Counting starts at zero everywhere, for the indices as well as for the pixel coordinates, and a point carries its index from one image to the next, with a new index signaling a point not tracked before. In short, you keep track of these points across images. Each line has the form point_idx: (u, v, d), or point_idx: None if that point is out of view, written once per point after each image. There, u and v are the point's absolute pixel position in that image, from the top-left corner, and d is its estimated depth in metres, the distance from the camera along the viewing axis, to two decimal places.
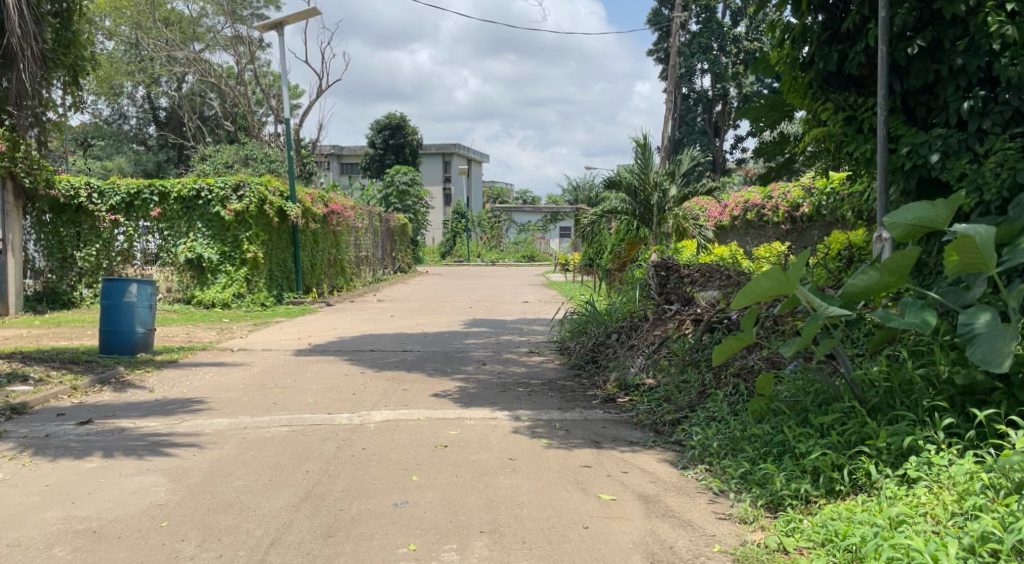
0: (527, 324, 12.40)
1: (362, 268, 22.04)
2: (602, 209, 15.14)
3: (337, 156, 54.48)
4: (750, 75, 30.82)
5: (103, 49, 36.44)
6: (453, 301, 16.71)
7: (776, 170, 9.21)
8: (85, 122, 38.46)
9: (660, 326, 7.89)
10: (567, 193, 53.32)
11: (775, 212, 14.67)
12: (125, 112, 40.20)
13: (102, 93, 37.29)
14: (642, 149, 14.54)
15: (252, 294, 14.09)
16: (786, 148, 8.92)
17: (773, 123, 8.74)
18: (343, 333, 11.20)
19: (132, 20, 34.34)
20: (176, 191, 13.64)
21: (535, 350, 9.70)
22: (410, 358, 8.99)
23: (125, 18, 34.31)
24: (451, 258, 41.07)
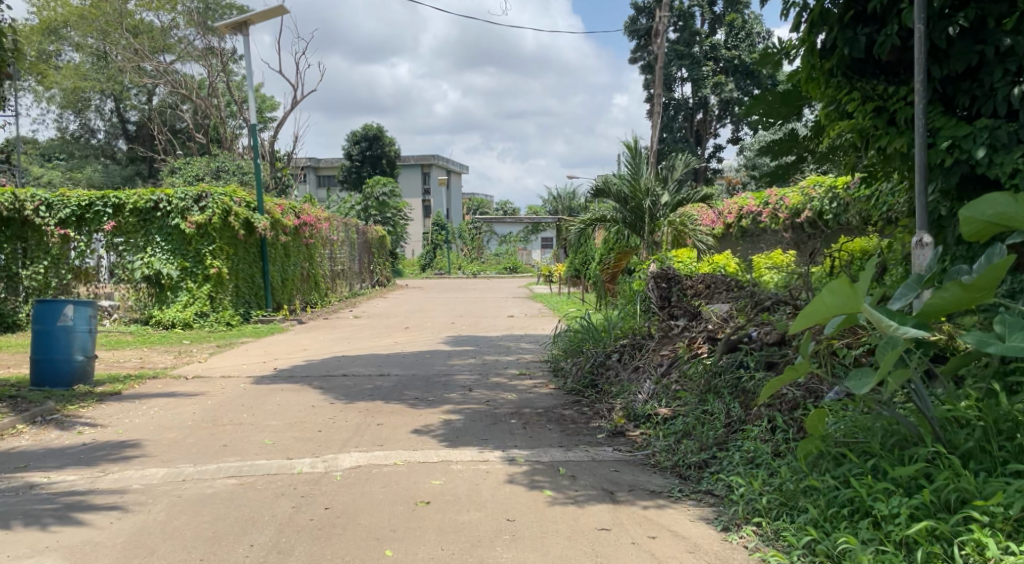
0: (513, 341, 11.48)
1: (338, 283, 21.05)
2: (591, 217, 14.26)
3: (313, 169, 53.35)
4: (731, 82, 30.22)
5: (68, 60, 35.19)
6: (433, 316, 15.76)
7: (783, 170, 8.12)
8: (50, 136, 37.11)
9: (670, 345, 7.09)
10: (548, 204, 52.58)
11: (774, 220, 13.89)
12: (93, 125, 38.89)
13: (67, 105, 36.01)
14: (633, 154, 13.74)
15: (217, 313, 13.07)
16: (799, 145, 7.90)
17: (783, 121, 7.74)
18: (313, 354, 10.23)
19: (99, 31, 33.22)
20: (132, 203, 12.62)
21: (525, 372, 8.78)
22: (387, 384, 8.04)
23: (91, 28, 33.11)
24: (431, 271, 40.12)
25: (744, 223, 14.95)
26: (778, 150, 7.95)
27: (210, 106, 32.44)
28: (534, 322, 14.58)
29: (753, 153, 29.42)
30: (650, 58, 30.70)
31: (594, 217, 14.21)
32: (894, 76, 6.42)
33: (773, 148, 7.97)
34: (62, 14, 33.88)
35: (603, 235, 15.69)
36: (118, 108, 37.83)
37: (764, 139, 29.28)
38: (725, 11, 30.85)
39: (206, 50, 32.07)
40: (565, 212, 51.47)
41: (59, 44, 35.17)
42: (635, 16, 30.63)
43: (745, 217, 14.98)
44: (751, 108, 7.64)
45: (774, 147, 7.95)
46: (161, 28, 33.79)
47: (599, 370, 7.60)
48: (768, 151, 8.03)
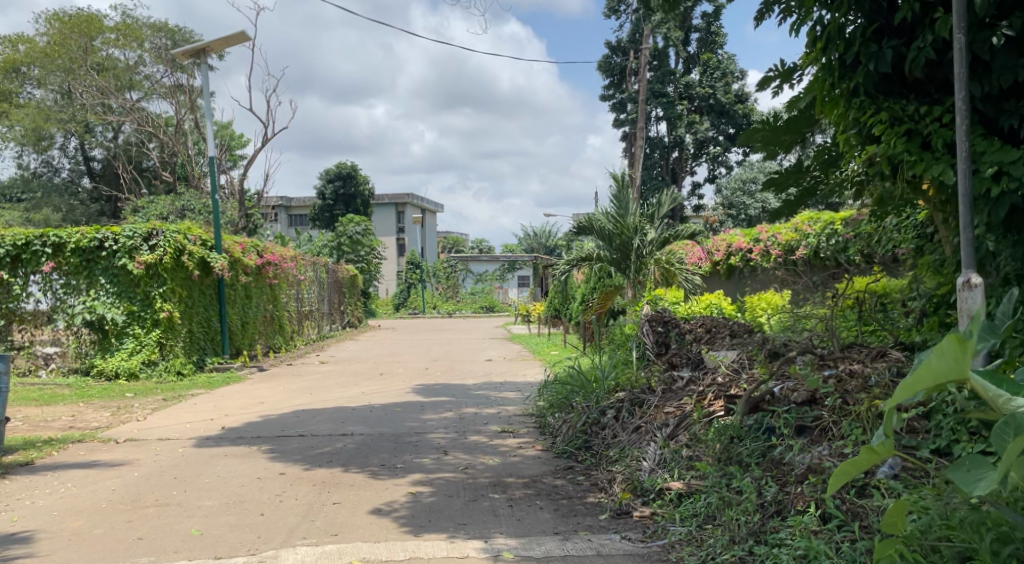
0: (492, 390, 10.51)
1: (305, 325, 19.95)
2: (574, 256, 13.39)
3: (285, 208, 52.29)
4: (705, 121, 29.99)
5: (31, 98, 34.03)
6: (406, 361, 14.72)
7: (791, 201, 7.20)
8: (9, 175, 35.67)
9: (676, 402, 6.18)
10: (524, 243, 51.94)
11: (765, 257, 13.08)
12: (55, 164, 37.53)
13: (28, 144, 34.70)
14: (619, 188, 12.98)
15: (166, 361, 11.95)
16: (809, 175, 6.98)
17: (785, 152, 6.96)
18: (269, 408, 9.16)
19: (63, 68, 32.21)
20: (74, 242, 11.54)
21: (506, 428, 7.77)
22: (349, 446, 6.98)
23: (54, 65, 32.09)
24: (405, 310, 39.12)
25: (733, 262, 14.15)
26: (783, 181, 7.03)
27: (177, 144, 31.38)
28: (514, 367, 13.61)
29: (730, 192, 29.04)
30: (624, 97, 30.26)
31: (577, 256, 13.37)
32: (925, 95, 5.58)
33: (777, 181, 7.07)
34: (25, 52, 32.84)
35: (585, 274, 14.87)
36: (81, 146, 36.59)
37: (740, 179, 28.94)
38: (699, 51, 30.68)
39: (173, 87, 31.13)
40: (540, 251, 50.87)
41: (21, 81, 34.04)
42: (609, 55, 30.27)
43: (733, 255, 14.18)
44: (754, 137, 6.90)
45: (780, 176, 7.02)
46: (128, 65, 32.87)
47: (593, 430, 6.65)
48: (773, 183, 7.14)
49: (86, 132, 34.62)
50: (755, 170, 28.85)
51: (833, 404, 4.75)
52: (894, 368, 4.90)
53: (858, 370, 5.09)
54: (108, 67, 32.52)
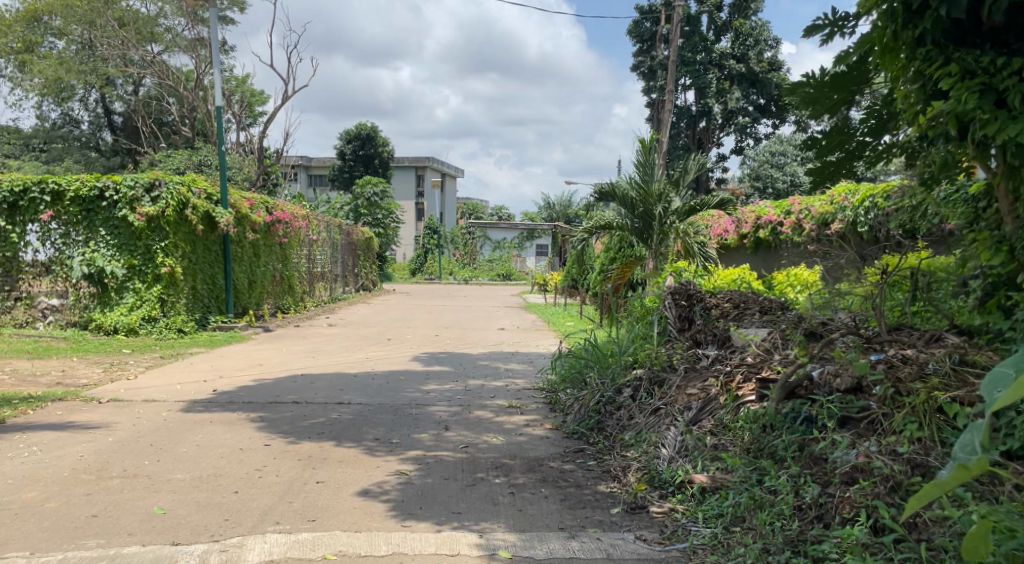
0: (501, 361, 9.99)
1: (317, 286, 19.54)
2: (594, 225, 12.71)
3: (305, 168, 51.83)
4: (736, 90, 28.91)
5: (51, 49, 33.56)
6: (416, 327, 14.26)
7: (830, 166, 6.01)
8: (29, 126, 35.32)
9: (700, 384, 5.61)
10: (544, 211, 51.24)
11: (797, 232, 12.41)
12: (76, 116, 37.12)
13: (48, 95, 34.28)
14: (643, 152, 12.26)
15: (167, 318, 11.53)
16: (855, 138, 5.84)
17: (830, 113, 5.76)
18: (266, 371, 8.71)
19: (84, 19, 31.65)
20: (74, 190, 11.09)
21: (514, 403, 7.25)
22: (344, 418, 6.50)
23: (76, 16, 31.59)
24: (421, 275, 38.73)
25: (761, 235, 13.48)
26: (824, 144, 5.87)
27: (197, 99, 30.80)
28: (528, 337, 13.09)
29: (757, 164, 28.05)
30: (652, 63, 29.22)
31: (597, 224, 12.71)
32: (1002, 45, 4.80)
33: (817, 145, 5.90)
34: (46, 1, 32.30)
35: (604, 243, 14.30)
36: (102, 99, 36.21)
37: (769, 150, 27.89)
38: (732, 18, 29.54)
39: (194, 41, 30.52)
40: (560, 219, 50.10)
41: (42, 32, 33.58)
42: (639, 20, 29.21)
43: (762, 228, 13.50)
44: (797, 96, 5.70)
45: (824, 138, 5.84)
46: (149, 17, 32.26)
47: (608, 410, 6.12)
48: (811, 148, 6.01)
49: (106, 85, 34.15)
50: (785, 142, 27.83)
51: (883, 394, 4.16)
52: (955, 355, 4.30)
53: (911, 356, 4.49)
54: (128, 19, 31.90)
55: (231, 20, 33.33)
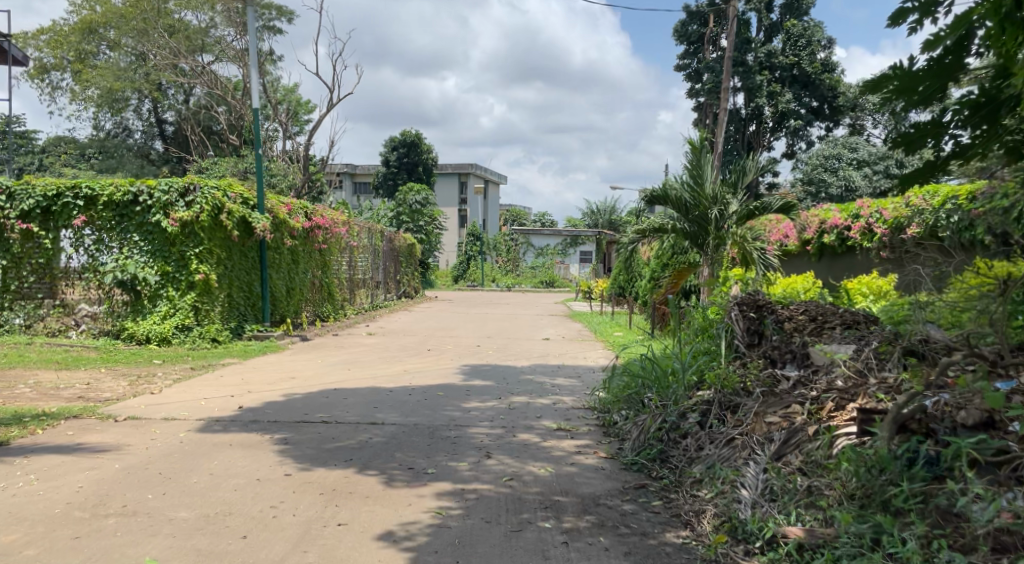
0: (548, 375, 9.30)
1: (357, 294, 19.09)
2: (645, 227, 11.94)
3: (350, 175, 51.86)
4: (787, 92, 27.72)
5: (104, 59, 34.00)
6: (457, 337, 13.66)
7: (919, 170, 4.73)
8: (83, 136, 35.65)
9: (783, 411, 4.85)
10: (587, 217, 50.48)
11: (867, 236, 11.50)
12: (129, 127, 36.76)
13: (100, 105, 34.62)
14: (696, 152, 11.48)
15: (201, 326, 11.10)
16: (951, 137, 4.59)
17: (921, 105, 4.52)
18: (298, 386, 8.15)
19: (136, 29, 31.93)
20: (107, 195, 10.76)
21: (563, 425, 6.54)
22: (375, 440, 5.87)
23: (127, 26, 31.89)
24: (464, 282, 38.22)
25: (827, 241, 12.57)
26: (911, 143, 4.63)
27: (245, 108, 30.79)
28: (575, 348, 12.36)
29: (811, 168, 26.87)
30: (700, 65, 28.22)
31: (650, 226, 11.92)
32: None
33: (901, 142, 4.66)
34: (100, 12, 32.72)
35: (656, 250, 13.53)
36: (154, 108, 36.33)
37: (823, 154, 26.63)
38: (784, 17, 28.50)
39: (240, 50, 30.58)
40: (604, 226, 49.15)
41: (96, 42, 33.96)
42: (686, 21, 28.32)
43: (828, 233, 12.60)
44: (875, 84, 4.45)
45: (913, 133, 4.59)
46: (199, 27, 32.48)
47: (672, 438, 5.39)
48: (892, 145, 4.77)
49: (156, 94, 34.50)
50: (840, 145, 26.56)
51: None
52: None
53: None
54: (178, 29, 32.11)
55: (277, 28, 33.38)
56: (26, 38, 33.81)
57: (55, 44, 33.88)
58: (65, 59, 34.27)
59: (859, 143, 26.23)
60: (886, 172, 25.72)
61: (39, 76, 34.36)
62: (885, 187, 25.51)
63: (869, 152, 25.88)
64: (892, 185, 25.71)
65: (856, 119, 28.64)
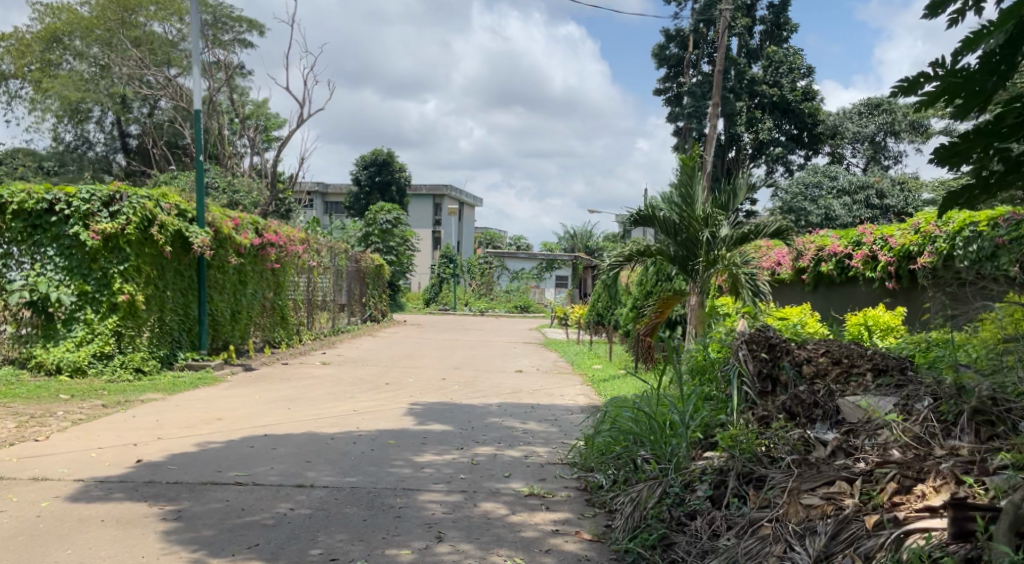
0: (520, 418, 8.04)
1: (317, 317, 17.69)
2: (628, 250, 10.67)
3: (321, 194, 50.33)
4: (768, 120, 26.97)
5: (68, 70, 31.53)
6: (422, 368, 12.36)
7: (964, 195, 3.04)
8: (41, 150, 32.62)
9: (824, 490, 3.71)
10: (563, 241, 49.65)
11: (871, 265, 10.39)
12: (90, 139, 33.91)
13: (63, 120, 31.84)
14: (685, 167, 10.30)
15: (124, 354, 9.82)
16: (1002, 151, 2.93)
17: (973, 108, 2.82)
18: (219, 431, 6.83)
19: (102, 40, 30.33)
20: (18, 202, 9.38)
21: (536, 490, 5.28)
22: (296, 513, 4.56)
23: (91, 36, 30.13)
24: (436, 306, 37.02)
25: (824, 269, 11.50)
26: (952, 157, 2.94)
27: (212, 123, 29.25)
28: (553, 383, 11.13)
29: (790, 197, 25.96)
30: (679, 90, 27.36)
31: (633, 249, 10.66)
32: None
33: (935, 155, 2.96)
34: (66, 20, 30.42)
35: (638, 276, 12.41)
36: (118, 121, 33.85)
37: (802, 182, 25.83)
38: (763, 44, 27.78)
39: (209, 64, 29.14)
40: (579, 251, 48.17)
41: (61, 52, 31.29)
42: (664, 45, 27.53)
43: (825, 261, 11.53)
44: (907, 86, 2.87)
45: (959, 142, 2.90)
46: (167, 40, 31.15)
47: (676, 516, 4.21)
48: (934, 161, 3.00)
49: (121, 107, 32.45)
50: (820, 173, 25.85)
51: None
52: None
53: None
54: (147, 42, 30.56)
55: (248, 42, 32.12)
56: None
57: (17, 52, 31.18)
58: (27, 69, 31.69)
59: (838, 172, 25.54)
60: (866, 202, 24.99)
61: None
62: (865, 217, 24.73)
63: (848, 180, 25.14)
64: (871, 215, 24.94)
65: (835, 148, 28.06)
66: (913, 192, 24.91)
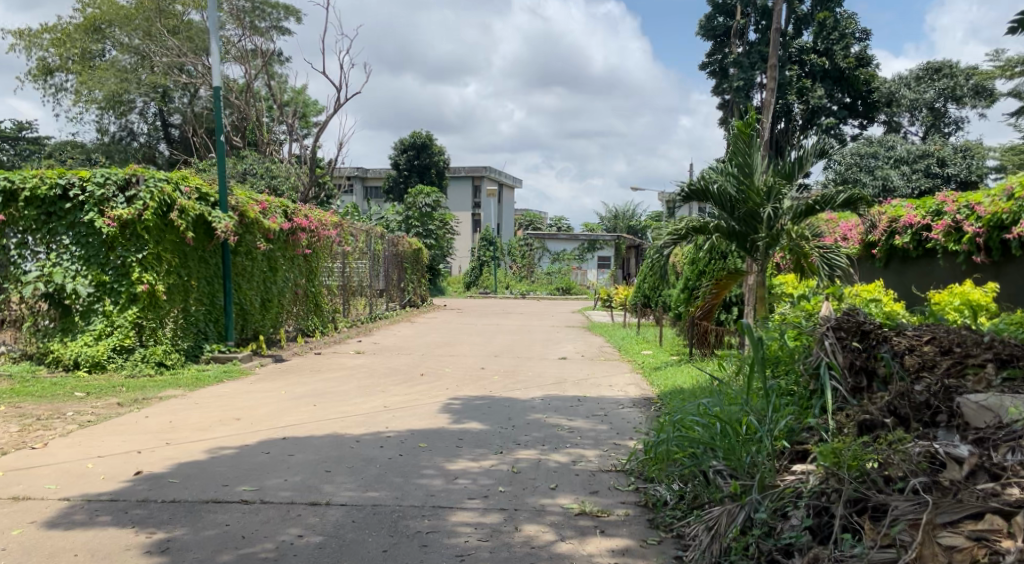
0: (566, 414, 7.23)
1: (352, 305, 17.09)
2: (682, 229, 9.62)
3: (360, 179, 49.95)
4: (819, 87, 25.03)
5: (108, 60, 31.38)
6: (461, 357, 11.64)
7: None
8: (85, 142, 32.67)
9: (969, 528, 3.05)
10: (605, 221, 48.52)
11: (953, 236, 9.31)
12: (133, 129, 33.94)
13: (105, 112, 31.91)
14: (744, 135, 9.16)
15: (146, 348, 9.27)
16: None
17: None
18: (234, 434, 6.19)
19: (140, 29, 30.11)
20: (30, 188, 8.84)
21: (587, 507, 4.48)
22: (305, 542, 3.86)
23: (130, 26, 29.94)
24: (476, 289, 36.38)
25: (898, 243, 10.44)
26: None
27: (249, 110, 28.82)
28: (600, 371, 10.31)
29: (844, 168, 24.40)
30: (725, 61, 26.00)
31: (688, 226, 9.60)
32: None
33: None
34: (104, 9, 30.25)
35: (688, 253, 11.40)
36: (159, 112, 33.69)
37: (857, 153, 24.30)
38: (814, 9, 25.80)
39: (246, 51, 28.67)
40: (622, 231, 46.98)
41: (102, 42, 31.42)
42: (712, 13, 26.16)
43: (899, 233, 10.46)
44: None
45: None
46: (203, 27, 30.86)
47: (768, 552, 3.43)
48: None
49: (161, 96, 32.32)
50: (875, 143, 24.37)
51: None
52: None
53: None
54: (184, 29, 30.26)
55: (285, 27, 31.61)
56: (30, 36, 31.14)
57: (59, 43, 31.05)
58: (70, 60, 31.71)
59: (896, 141, 24.02)
60: (926, 171, 23.47)
61: (42, 77, 31.60)
62: (926, 187, 23.25)
63: (907, 149, 23.63)
64: (932, 185, 23.40)
65: (891, 115, 26.49)
66: (978, 159, 23.34)
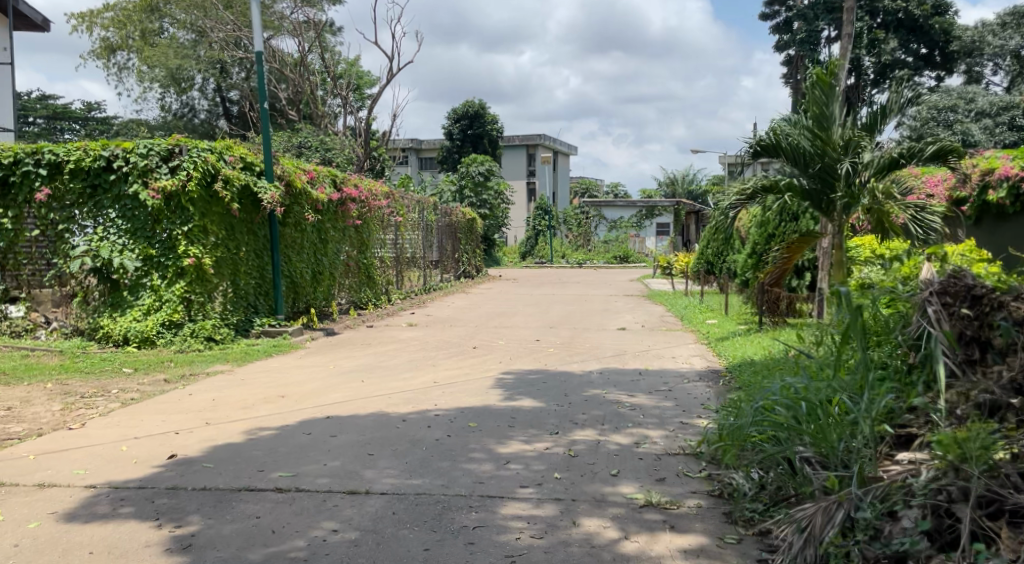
0: (626, 390, 6.71)
1: (405, 276, 16.79)
2: (751, 187, 8.91)
3: (415, 150, 49.67)
4: (893, 38, 23.51)
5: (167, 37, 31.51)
6: (516, 329, 11.20)
7: None
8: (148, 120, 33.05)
9: None
10: (663, 187, 47.31)
11: None
12: (194, 105, 33.86)
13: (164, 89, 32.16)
14: (822, 83, 8.36)
15: (194, 323, 9.07)
16: None
17: None
18: (275, 413, 5.87)
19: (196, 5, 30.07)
20: (75, 160, 8.72)
21: (654, 498, 3.98)
22: (339, 538, 3.47)
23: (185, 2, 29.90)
24: (532, 259, 35.86)
25: (993, 199, 9.50)
26: None
27: (303, 82, 28.62)
28: (661, 343, 9.74)
29: (920, 123, 22.91)
30: (790, 14, 24.59)
31: (756, 185, 8.88)
32: None
33: None
34: None
35: (755, 213, 10.64)
36: (219, 87, 33.67)
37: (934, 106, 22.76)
38: None
39: (302, 23, 28.24)
40: (681, 197, 45.74)
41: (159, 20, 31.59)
42: None
43: (994, 188, 9.50)
44: None
45: None
46: None
47: (874, 558, 2.89)
48: None
49: (219, 73, 32.27)
50: (955, 95, 22.78)
51: None
52: None
53: None
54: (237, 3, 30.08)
55: None
56: (91, 17, 31.51)
57: (118, 22, 31.34)
58: (130, 39, 31.99)
59: (977, 93, 22.43)
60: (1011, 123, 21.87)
61: (104, 56, 31.99)
62: (1011, 140, 21.67)
63: (989, 101, 22.06)
64: (1017, 138, 21.80)
65: (973, 65, 24.76)
66: None
